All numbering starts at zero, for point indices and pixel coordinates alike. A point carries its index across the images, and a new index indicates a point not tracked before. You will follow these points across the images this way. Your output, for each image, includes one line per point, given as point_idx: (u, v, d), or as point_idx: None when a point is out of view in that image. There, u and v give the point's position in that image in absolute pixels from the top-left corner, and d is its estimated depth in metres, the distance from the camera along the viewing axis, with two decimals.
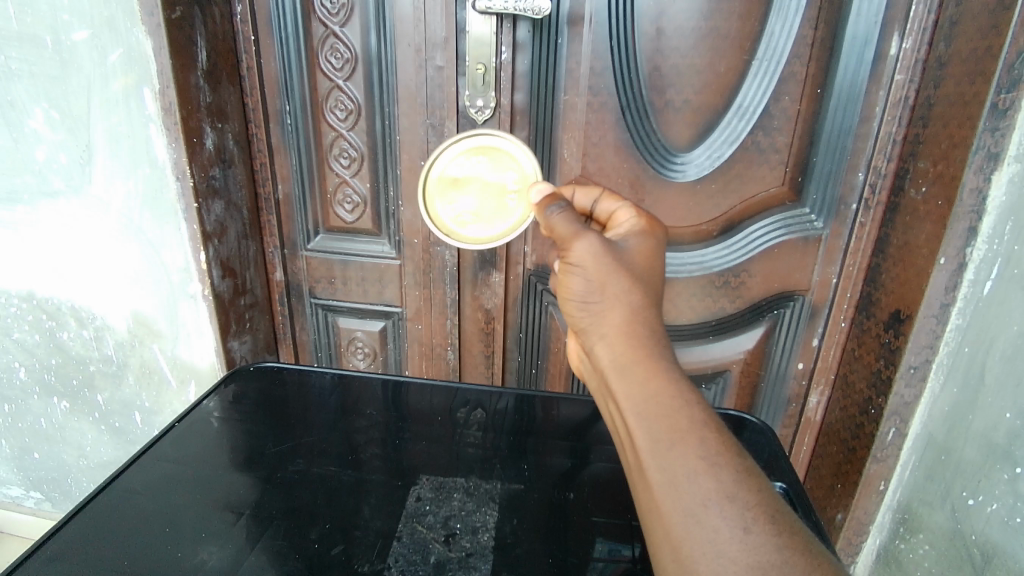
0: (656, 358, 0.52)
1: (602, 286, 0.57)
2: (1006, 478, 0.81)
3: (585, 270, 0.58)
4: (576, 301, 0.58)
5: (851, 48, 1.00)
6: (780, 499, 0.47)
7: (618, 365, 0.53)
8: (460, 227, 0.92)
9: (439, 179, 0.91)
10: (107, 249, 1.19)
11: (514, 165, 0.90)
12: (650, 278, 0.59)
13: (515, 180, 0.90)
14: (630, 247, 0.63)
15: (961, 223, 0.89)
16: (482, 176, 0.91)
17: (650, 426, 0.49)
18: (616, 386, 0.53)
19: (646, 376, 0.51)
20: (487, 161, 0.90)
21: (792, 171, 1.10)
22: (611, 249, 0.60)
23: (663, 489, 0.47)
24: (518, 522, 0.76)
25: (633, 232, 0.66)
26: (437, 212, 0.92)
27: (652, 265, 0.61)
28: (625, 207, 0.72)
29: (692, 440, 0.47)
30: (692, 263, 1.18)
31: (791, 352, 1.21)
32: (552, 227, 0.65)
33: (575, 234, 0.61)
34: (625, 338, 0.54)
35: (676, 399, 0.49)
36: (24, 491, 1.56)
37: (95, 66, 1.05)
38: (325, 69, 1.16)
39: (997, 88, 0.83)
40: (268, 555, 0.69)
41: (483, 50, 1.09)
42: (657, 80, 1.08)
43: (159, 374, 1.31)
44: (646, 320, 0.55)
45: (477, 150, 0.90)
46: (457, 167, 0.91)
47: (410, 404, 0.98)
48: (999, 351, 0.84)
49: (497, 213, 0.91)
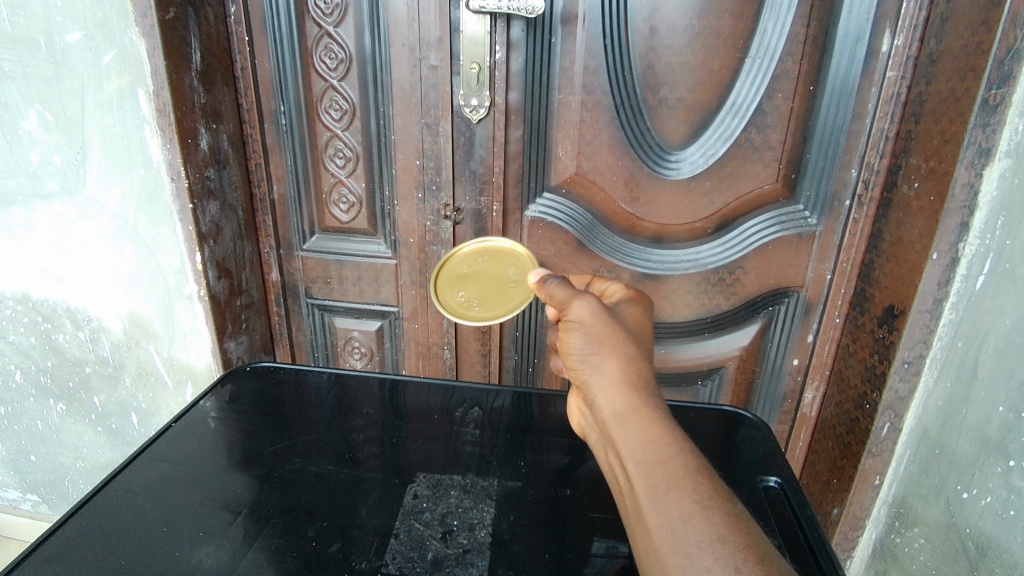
0: (651, 408, 0.55)
1: (599, 340, 0.61)
2: (1000, 471, 0.81)
3: (585, 328, 0.62)
4: (576, 356, 0.62)
5: (843, 46, 1.01)
6: (773, 546, 0.46)
7: (616, 416, 0.56)
8: (466, 310, 0.90)
9: (447, 274, 0.94)
10: (100, 250, 1.19)
11: (514, 262, 0.93)
12: (641, 335, 0.64)
13: (515, 272, 0.92)
14: (623, 311, 0.67)
15: (953, 218, 0.89)
16: (486, 272, 0.93)
17: (648, 472, 0.51)
18: (616, 435, 0.55)
19: (644, 425, 0.54)
20: (492, 260, 0.94)
21: (785, 168, 1.10)
22: (608, 311, 0.64)
23: (661, 533, 0.47)
24: (514, 518, 0.76)
25: (622, 300, 0.71)
26: (445, 300, 0.91)
27: (642, 327, 0.66)
28: (614, 283, 0.77)
29: (686, 485, 0.49)
30: (687, 260, 1.18)
31: (786, 348, 1.22)
32: (550, 296, 0.71)
33: (573, 297, 0.66)
34: (621, 389, 0.57)
35: (671, 447, 0.52)
36: (20, 493, 1.55)
37: (88, 68, 1.05)
38: (319, 69, 1.16)
39: (988, 84, 0.84)
40: (265, 553, 0.69)
41: (477, 49, 1.09)
42: (650, 78, 1.09)
43: (155, 375, 1.31)
44: (640, 371, 0.58)
45: (483, 251, 0.95)
46: (466, 265, 0.95)
47: (406, 402, 0.98)
48: (992, 345, 0.85)
49: (500, 299, 0.90)
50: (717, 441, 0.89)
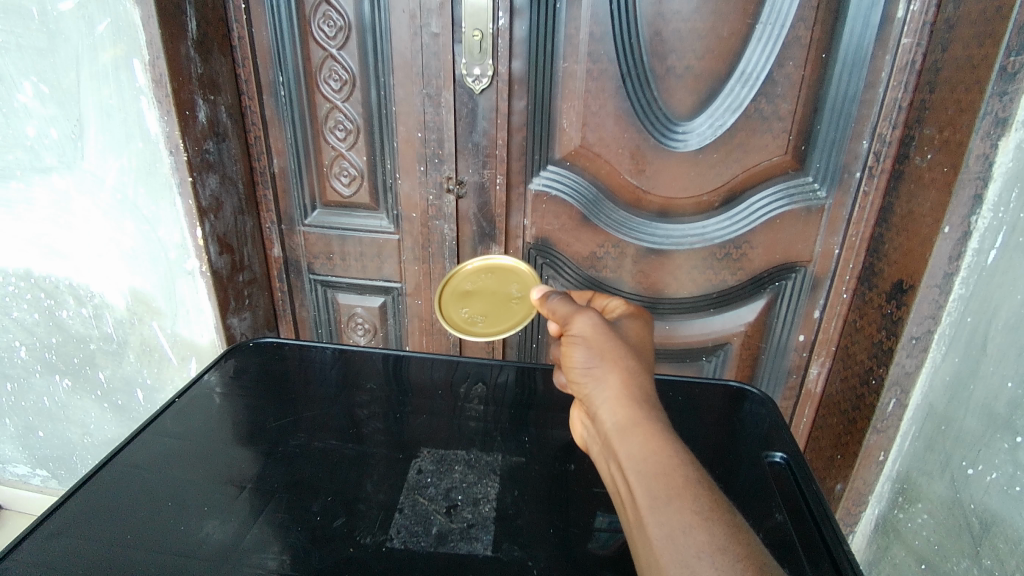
0: (652, 419, 0.55)
1: (601, 353, 0.60)
2: (1006, 447, 0.81)
3: (586, 342, 0.62)
4: (578, 370, 0.61)
5: (858, 11, 0.97)
6: (771, 557, 0.46)
7: (618, 427, 0.56)
8: (470, 327, 0.88)
9: (451, 291, 0.93)
10: (100, 225, 1.18)
11: (517, 279, 0.92)
12: (642, 351, 0.63)
13: (517, 289, 0.91)
14: (624, 326, 0.67)
15: (966, 190, 0.87)
16: (488, 289, 0.92)
17: (649, 483, 0.51)
18: (617, 446, 0.55)
19: (645, 436, 0.54)
20: (496, 278, 0.94)
21: (795, 139, 1.08)
22: (610, 326, 0.63)
23: (663, 544, 0.47)
24: (519, 493, 0.77)
25: (623, 314, 0.70)
26: (449, 316, 0.89)
27: (643, 342, 0.65)
28: (614, 298, 0.76)
29: (687, 496, 0.49)
30: (692, 235, 1.16)
31: (792, 324, 1.21)
32: (552, 312, 0.70)
33: (575, 312, 0.66)
34: (623, 402, 0.57)
35: (672, 458, 0.52)
36: (29, 469, 1.57)
37: (82, 37, 1.02)
38: (318, 38, 1.13)
39: (1007, 51, 0.81)
40: (270, 527, 0.70)
41: (480, 16, 1.05)
42: (658, 46, 1.05)
43: (159, 352, 1.31)
44: (641, 384, 0.58)
45: (487, 269, 0.95)
46: (470, 282, 0.94)
47: (410, 378, 0.98)
48: (1002, 320, 0.83)
49: (504, 317, 0.88)
50: (722, 416, 0.89)
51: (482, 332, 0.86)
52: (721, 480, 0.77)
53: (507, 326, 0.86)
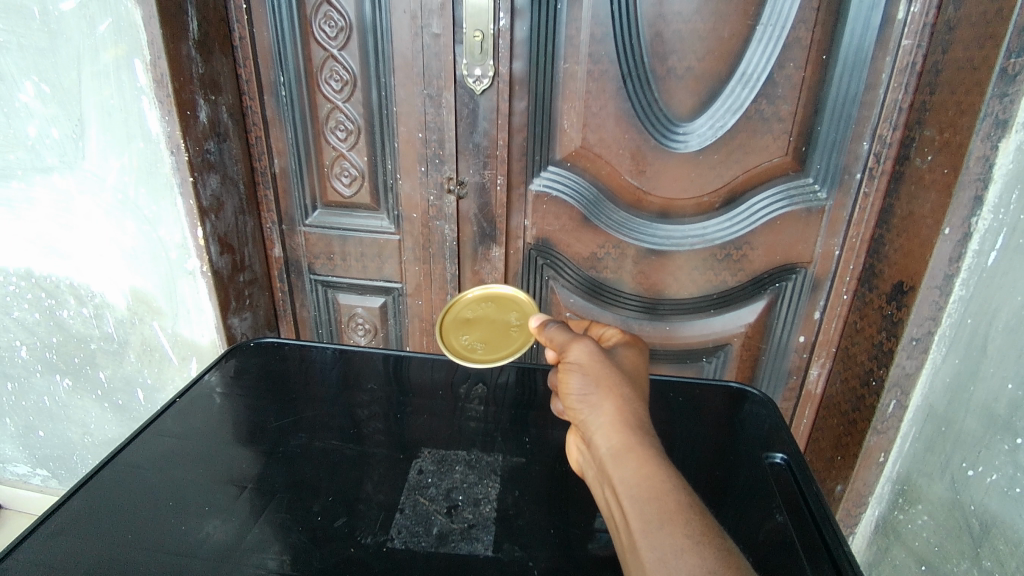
0: (646, 444, 0.55)
1: (597, 380, 0.60)
2: (1006, 449, 0.81)
3: (584, 370, 0.62)
4: (574, 397, 0.61)
5: (858, 12, 0.97)
6: None
7: (613, 453, 0.56)
8: (469, 351, 0.87)
9: (452, 318, 0.93)
10: (101, 225, 1.18)
11: (517, 309, 0.93)
12: (637, 379, 0.63)
13: (517, 317, 0.91)
14: (619, 354, 0.67)
15: (967, 192, 0.87)
16: (488, 317, 0.93)
17: (642, 508, 0.51)
18: (612, 472, 0.55)
19: (639, 462, 0.54)
20: (496, 306, 0.94)
21: (796, 140, 1.08)
22: (606, 354, 0.64)
23: (655, 568, 0.47)
24: (520, 493, 0.77)
25: (618, 343, 0.71)
26: (448, 341, 0.89)
27: (639, 371, 0.65)
28: (611, 327, 0.76)
29: (679, 520, 0.49)
30: (693, 236, 1.17)
31: (792, 325, 1.21)
32: (549, 340, 0.70)
33: (572, 340, 0.66)
34: (618, 428, 0.57)
35: (665, 483, 0.52)
36: (29, 468, 1.57)
37: (84, 37, 1.02)
38: (319, 38, 1.13)
39: (1007, 52, 0.81)
40: (271, 528, 0.70)
41: (481, 17, 1.05)
42: (658, 47, 1.06)
43: (159, 351, 1.31)
44: (636, 411, 0.58)
45: (488, 298, 0.96)
46: (470, 310, 0.94)
47: (410, 378, 0.98)
48: (1001, 322, 0.83)
49: (503, 344, 0.87)
50: (723, 417, 0.89)
51: (481, 357, 0.85)
52: (721, 480, 0.77)
53: (507, 352, 0.85)
